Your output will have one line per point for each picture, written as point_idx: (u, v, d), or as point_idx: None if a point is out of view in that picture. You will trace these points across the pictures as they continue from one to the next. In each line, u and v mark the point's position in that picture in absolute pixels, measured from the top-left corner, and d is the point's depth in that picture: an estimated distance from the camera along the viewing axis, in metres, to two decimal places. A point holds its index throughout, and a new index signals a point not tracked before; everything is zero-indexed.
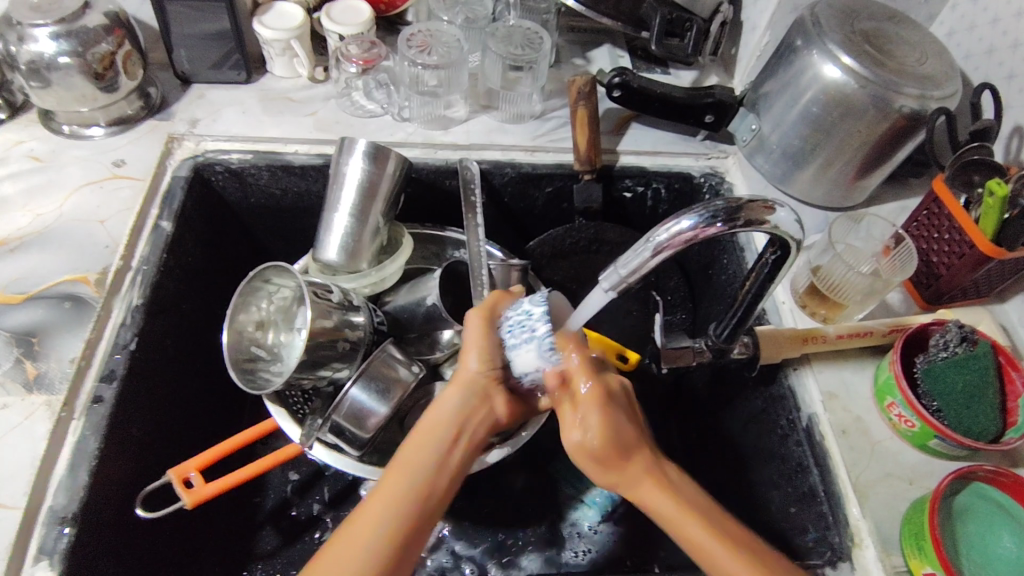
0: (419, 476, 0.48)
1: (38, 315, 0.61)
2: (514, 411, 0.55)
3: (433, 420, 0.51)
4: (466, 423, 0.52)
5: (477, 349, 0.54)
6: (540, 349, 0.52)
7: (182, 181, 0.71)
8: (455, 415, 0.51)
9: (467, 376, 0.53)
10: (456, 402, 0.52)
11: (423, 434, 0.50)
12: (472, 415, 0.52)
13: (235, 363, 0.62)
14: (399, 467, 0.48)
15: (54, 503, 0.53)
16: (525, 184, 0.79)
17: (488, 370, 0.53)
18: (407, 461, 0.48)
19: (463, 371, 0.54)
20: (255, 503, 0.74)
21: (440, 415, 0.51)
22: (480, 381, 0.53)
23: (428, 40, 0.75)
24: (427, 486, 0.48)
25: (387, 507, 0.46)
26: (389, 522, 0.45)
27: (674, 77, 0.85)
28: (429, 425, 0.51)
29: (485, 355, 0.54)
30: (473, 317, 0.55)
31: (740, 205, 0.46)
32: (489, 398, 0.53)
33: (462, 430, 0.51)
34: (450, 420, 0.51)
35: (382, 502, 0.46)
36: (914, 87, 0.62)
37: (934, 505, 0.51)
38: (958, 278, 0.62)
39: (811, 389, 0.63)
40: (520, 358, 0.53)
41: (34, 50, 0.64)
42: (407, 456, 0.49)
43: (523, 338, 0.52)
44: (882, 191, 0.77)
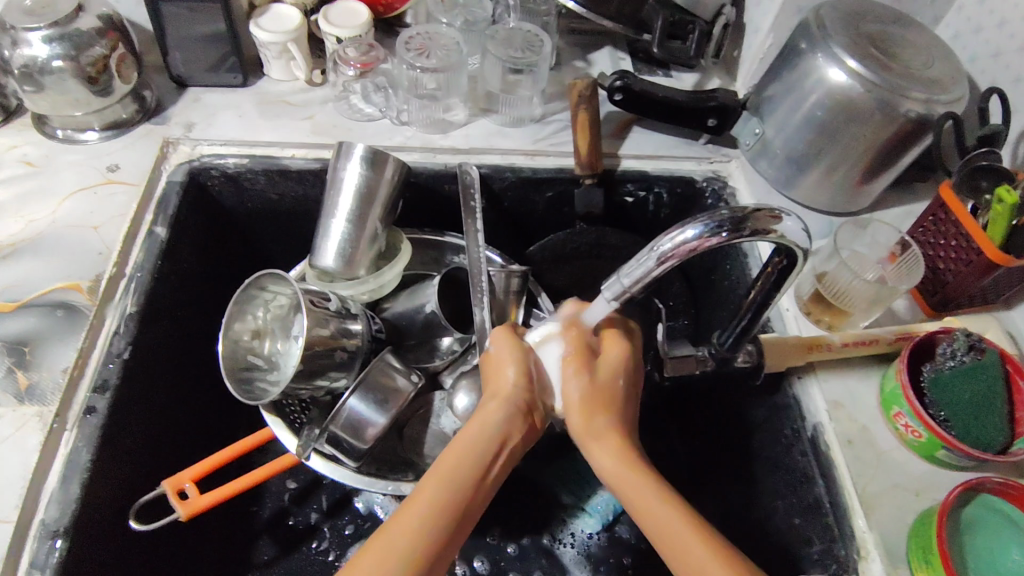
0: (461, 490, 0.48)
1: (30, 324, 0.60)
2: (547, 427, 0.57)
3: (475, 430, 0.51)
4: (509, 439, 0.52)
5: (514, 362, 0.56)
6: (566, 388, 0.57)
7: (177, 186, 0.70)
8: (500, 426, 0.52)
9: (507, 389, 0.54)
10: (500, 416, 0.52)
11: (465, 445, 0.50)
12: (516, 430, 0.53)
13: (231, 372, 0.61)
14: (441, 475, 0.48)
15: (45, 516, 0.52)
16: (526, 188, 0.78)
17: (527, 383, 0.55)
18: (450, 468, 0.48)
19: (505, 383, 0.55)
20: (252, 513, 0.72)
21: (482, 428, 0.51)
22: (518, 396, 0.54)
23: (426, 43, 0.75)
24: (470, 496, 0.48)
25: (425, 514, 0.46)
26: (430, 525, 0.45)
27: (676, 80, 0.84)
28: (472, 436, 0.51)
29: (524, 369, 0.55)
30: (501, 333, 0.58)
31: (745, 215, 0.45)
32: (529, 415, 0.54)
33: (504, 446, 0.52)
34: (493, 434, 0.51)
35: (422, 507, 0.46)
36: (921, 91, 0.61)
37: (942, 520, 0.50)
38: (965, 285, 0.61)
39: (816, 398, 0.62)
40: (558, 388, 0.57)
41: (27, 54, 0.63)
42: (449, 466, 0.49)
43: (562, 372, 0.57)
44: (886, 196, 0.76)
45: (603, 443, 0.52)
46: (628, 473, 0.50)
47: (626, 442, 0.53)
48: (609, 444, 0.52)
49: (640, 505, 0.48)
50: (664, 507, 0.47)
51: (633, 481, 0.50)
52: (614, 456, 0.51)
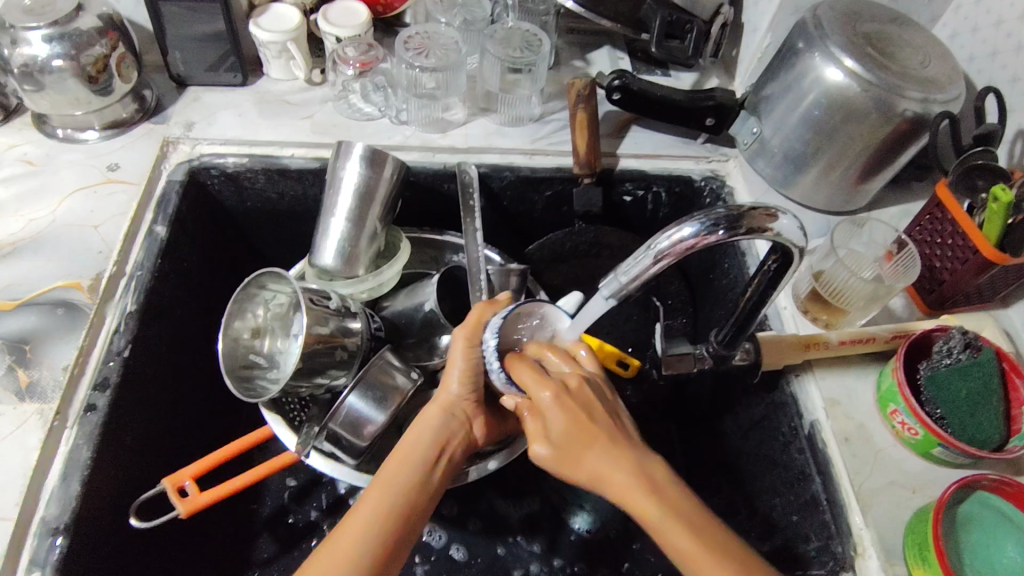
0: (400, 495, 0.49)
1: (31, 323, 0.61)
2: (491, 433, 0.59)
3: (416, 436, 0.53)
4: (446, 445, 0.54)
5: (459, 374, 0.56)
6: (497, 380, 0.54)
7: (177, 185, 0.71)
8: (437, 433, 0.54)
9: (447, 398, 0.56)
10: (437, 422, 0.54)
11: (405, 451, 0.52)
12: (450, 438, 0.54)
13: (230, 370, 0.61)
14: (380, 483, 0.49)
15: (46, 513, 0.52)
16: (525, 188, 0.79)
17: (469, 391, 0.56)
18: (391, 475, 0.50)
19: (447, 394, 0.56)
20: (252, 510, 0.73)
21: (421, 434, 0.53)
22: (458, 404, 0.56)
23: (425, 43, 0.75)
24: (409, 499, 0.49)
25: (364, 525, 0.47)
26: (371, 536, 0.47)
27: (674, 80, 0.85)
28: (410, 444, 0.53)
29: (469, 380, 0.56)
30: (459, 340, 0.56)
31: (742, 213, 0.46)
32: (467, 423, 0.56)
33: (441, 453, 0.53)
34: (427, 441, 0.53)
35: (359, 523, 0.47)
36: (917, 90, 0.61)
37: (936, 516, 0.51)
38: (962, 283, 0.61)
39: (813, 396, 0.62)
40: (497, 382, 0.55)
41: (26, 53, 0.63)
42: (381, 479, 0.50)
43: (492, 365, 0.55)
44: (884, 195, 0.76)
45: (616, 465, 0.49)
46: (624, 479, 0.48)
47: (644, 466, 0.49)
48: (613, 456, 0.49)
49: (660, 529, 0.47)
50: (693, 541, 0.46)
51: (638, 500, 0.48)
52: (623, 474, 0.48)
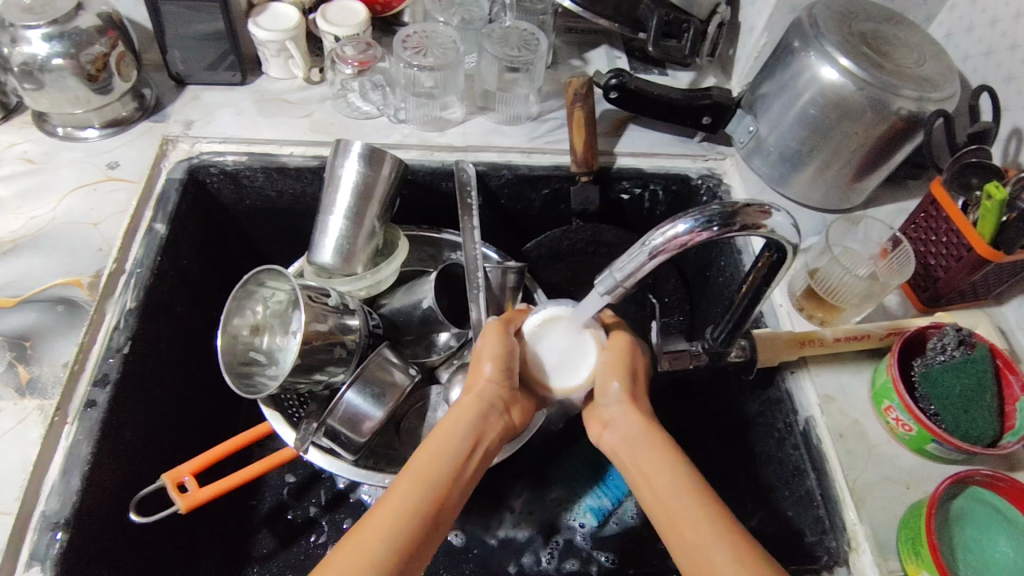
0: (432, 485, 0.48)
1: (30, 319, 0.61)
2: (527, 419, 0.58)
3: (452, 425, 0.53)
4: (482, 434, 0.53)
5: (492, 358, 0.55)
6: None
7: (177, 183, 0.71)
8: (474, 423, 0.53)
9: (482, 384, 0.55)
10: (473, 411, 0.54)
11: (441, 441, 0.51)
12: (484, 431, 0.53)
13: (230, 368, 0.62)
14: (411, 480, 0.48)
15: (47, 508, 0.52)
16: (523, 186, 0.79)
17: (503, 378, 0.55)
18: (423, 464, 0.50)
19: (480, 380, 0.55)
20: (251, 506, 0.74)
21: (456, 425, 0.52)
22: (496, 390, 0.55)
23: (423, 42, 0.75)
24: (442, 492, 0.48)
25: (396, 510, 0.46)
26: (405, 521, 0.46)
27: (671, 79, 0.85)
28: (438, 439, 0.52)
29: (503, 369, 0.55)
30: (491, 332, 0.56)
31: (736, 210, 0.46)
32: (504, 410, 0.56)
33: (474, 447, 0.52)
34: (462, 431, 0.52)
35: (386, 519, 0.46)
36: (912, 89, 0.62)
37: (930, 511, 0.51)
38: (956, 281, 0.62)
39: (809, 392, 0.63)
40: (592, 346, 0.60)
41: (26, 51, 0.63)
42: (410, 474, 0.49)
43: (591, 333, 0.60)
44: (879, 193, 0.77)
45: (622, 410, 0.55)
46: (641, 435, 0.53)
47: (644, 412, 0.55)
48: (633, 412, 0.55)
49: (644, 461, 0.51)
50: (668, 471, 0.50)
51: (647, 450, 0.52)
52: (634, 421, 0.54)
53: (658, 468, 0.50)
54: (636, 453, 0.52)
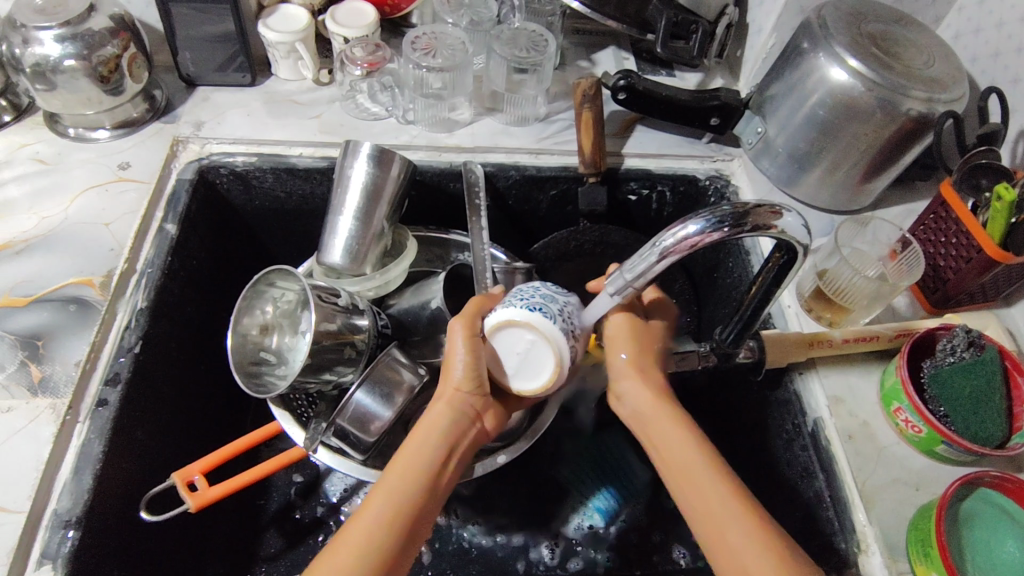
0: (416, 474, 0.51)
1: (43, 319, 0.61)
2: (500, 424, 0.58)
3: (425, 432, 0.53)
4: (456, 439, 0.54)
5: (463, 363, 0.55)
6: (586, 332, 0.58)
7: (187, 184, 0.72)
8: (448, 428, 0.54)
9: (451, 391, 0.55)
10: (445, 418, 0.54)
11: (418, 441, 0.53)
12: (453, 438, 0.54)
13: (240, 367, 0.62)
14: (398, 468, 0.51)
15: (58, 506, 0.53)
16: (531, 187, 0.79)
17: (474, 386, 0.55)
18: (408, 458, 0.51)
19: (451, 386, 0.55)
20: (259, 506, 0.74)
21: (431, 429, 0.53)
22: (465, 396, 0.55)
23: (432, 43, 0.75)
24: (426, 482, 0.51)
25: (383, 500, 0.49)
26: (392, 508, 0.48)
27: (679, 80, 0.85)
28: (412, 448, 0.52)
29: (472, 373, 0.55)
30: (456, 326, 0.55)
31: (747, 211, 0.46)
32: (476, 417, 0.56)
33: (447, 451, 0.53)
34: (434, 441, 0.53)
35: (368, 527, 0.47)
36: (921, 90, 0.62)
37: (941, 512, 0.51)
38: (965, 282, 0.62)
39: (817, 394, 0.63)
40: (579, 341, 0.56)
41: (39, 53, 0.64)
42: (387, 486, 0.50)
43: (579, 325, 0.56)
44: (887, 194, 0.77)
45: (630, 379, 0.56)
46: (658, 411, 0.54)
47: (656, 385, 0.56)
48: (643, 384, 0.55)
49: (656, 431, 0.53)
50: (682, 442, 0.51)
51: (670, 429, 0.52)
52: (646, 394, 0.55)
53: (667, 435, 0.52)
54: (651, 429, 0.53)
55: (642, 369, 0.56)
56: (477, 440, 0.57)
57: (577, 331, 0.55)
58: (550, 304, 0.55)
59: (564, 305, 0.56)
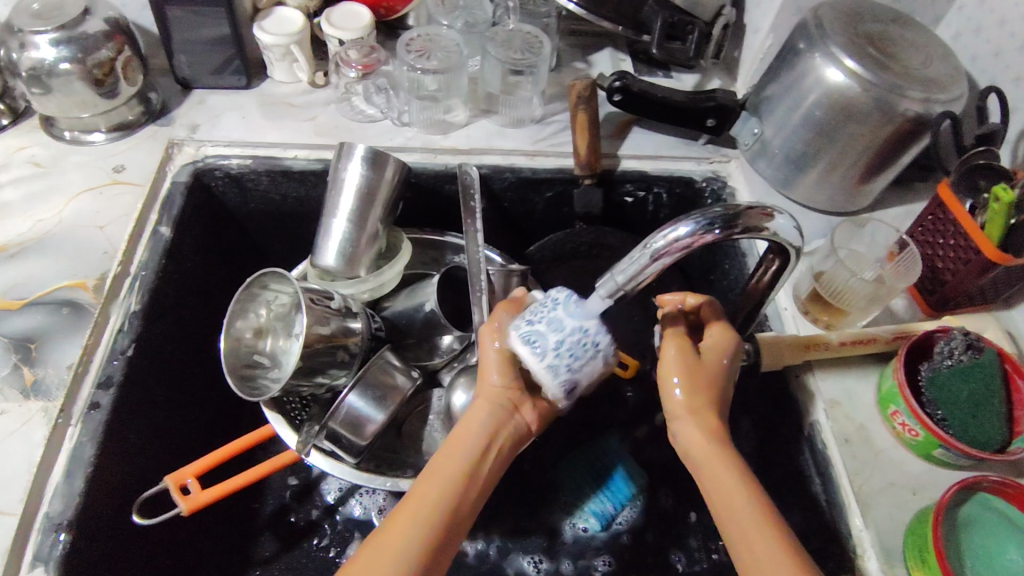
0: (446, 490, 0.50)
1: (37, 322, 0.61)
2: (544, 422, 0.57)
3: (460, 438, 0.53)
4: (495, 441, 0.54)
5: (498, 367, 0.55)
6: (606, 355, 0.51)
7: (182, 187, 0.71)
8: (484, 431, 0.53)
9: (489, 392, 0.55)
10: (483, 418, 0.54)
11: (451, 452, 0.52)
12: (499, 430, 0.54)
13: (234, 370, 0.62)
14: (427, 481, 0.50)
15: (50, 509, 0.53)
16: (526, 189, 0.79)
17: (511, 385, 0.55)
18: (439, 471, 0.51)
19: (489, 387, 0.56)
20: (254, 509, 0.74)
21: (467, 432, 0.53)
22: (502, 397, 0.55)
23: (427, 45, 0.75)
24: (455, 499, 0.50)
25: (413, 514, 0.48)
26: (420, 523, 0.48)
27: (676, 81, 0.85)
28: (455, 445, 0.53)
29: (508, 373, 0.55)
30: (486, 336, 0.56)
31: (738, 212, 0.46)
32: (515, 412, 0.56)
33: (491, 443, 0.53)
34: (477, 437, 0.53)
35: (395, 542, 0.46)
36: (919, 90, 0.61)
37: (938, 516, 0.50)
38: (964, 284, 0.61)
39: (814, 397, 0.62)
40: (588, 369, 0.51)
41: (34, 56, 0.64)
42: (430, 484, 0.50)
43: (590, 354, 0.50)
44: (886, 195, 0.76)
45: (681, 416, 0.53)
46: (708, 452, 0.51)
47: (711, 422, 0.53)
48: (693, 419, 0.53)
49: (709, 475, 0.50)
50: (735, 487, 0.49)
51: (722, 471, 0.50)
52: (696, 432, 0.52)
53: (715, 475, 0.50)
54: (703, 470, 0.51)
55: (699, 401, 0.53)
56: (520, 441, 0.56)
57: (581, 362, 0.50)
58: (551, 334, 0.50)
59: (572, 334, 0.50)
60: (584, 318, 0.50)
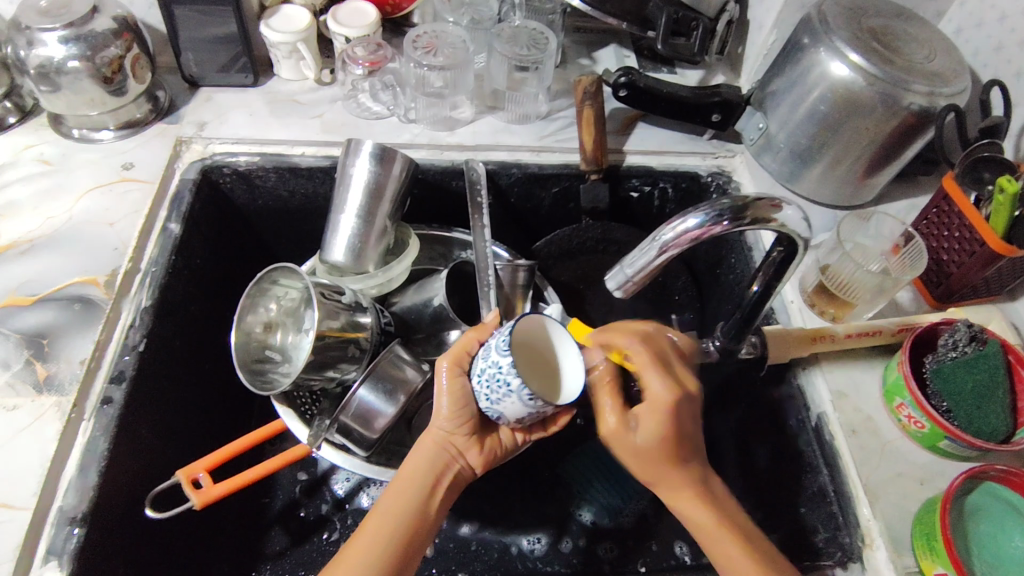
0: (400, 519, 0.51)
1: (49, 317, 0.62)
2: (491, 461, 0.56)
3: (411, 470, 0.54)
4: (442, 475, 0.54)
5: (446, 402, 0.54)
6: (522, 400, 0.49)
7: (190, 184, 0.72)
8: (430, 466, 0.54)
9: (434, 430, 0.55)
10: (428, 455, 0.54)
11: (405, 483, 0.53)
12: (446, 467, 0.54)
13: (245, 364, 0.62)
14: (383, 510, 0.51)
15: (64, 503, 0.53)
16: (532, 184, 0.79)
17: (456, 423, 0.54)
18: (394, 500, 0.52)
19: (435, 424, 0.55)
20: (263, 504, 0.74)
21: (417, 465, 0.53)
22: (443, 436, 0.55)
23: (433, 42, 0.76)
24: (409, 530, 0.51)
25: (371, 543, 0.50)
26: (377, 548, 0.49)
27: (681, 77, 0.85)
28: (402, 485, 0.53)
29: (455, 415, 0.54)
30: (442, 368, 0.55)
31: (747, 204, 0.47)
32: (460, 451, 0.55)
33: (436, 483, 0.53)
34: (422, 481, 0.53)
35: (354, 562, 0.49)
36: (923, 84, 0.62)
37: (945, 506, 0.51)
38: (969, 276, 0.61)
39: (821, 388, 0.63)
40: (507, 406, 0.50)
41: (42, 54, 0.64)
42: (385, 513, 0.51)
43: (503, 392, 0.50)
44: (890, 189, 0.76)
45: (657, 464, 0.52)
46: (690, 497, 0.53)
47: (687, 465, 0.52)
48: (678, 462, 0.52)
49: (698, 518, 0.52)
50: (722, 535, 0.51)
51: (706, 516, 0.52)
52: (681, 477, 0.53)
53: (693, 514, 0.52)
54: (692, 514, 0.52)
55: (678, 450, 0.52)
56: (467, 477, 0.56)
57: (496, 397, 0.51)
58: (482, 360, 0.52)
59: (490, 367, 0.50)
60: (501, 356, 0.49)
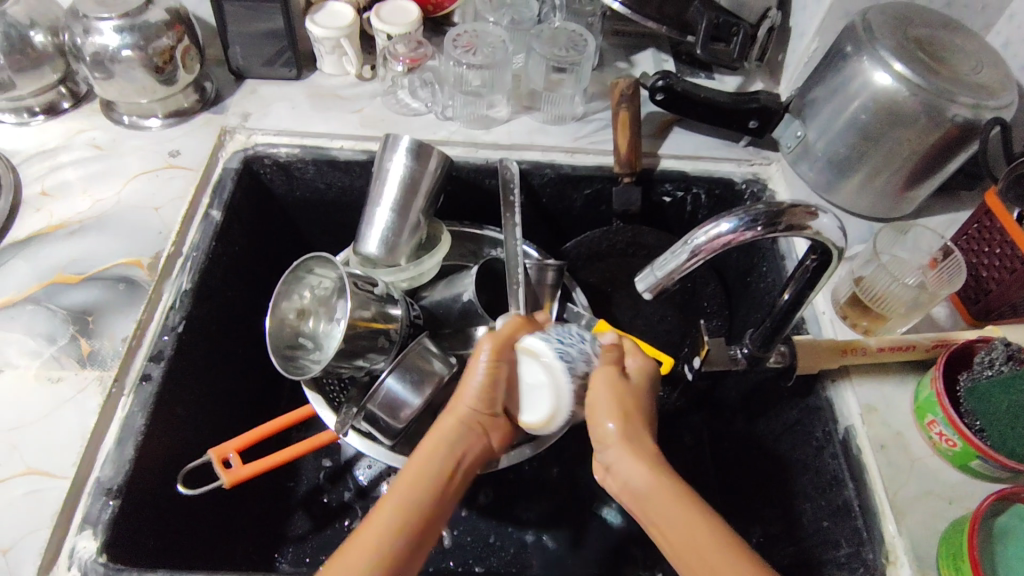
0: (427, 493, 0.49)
1: (95, 295, 0.64)
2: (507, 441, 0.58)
3: (432, 450, 0.52)
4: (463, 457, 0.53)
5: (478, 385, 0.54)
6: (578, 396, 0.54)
7: (232, 173, 0.74)
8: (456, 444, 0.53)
9: (462, 406, 0.55)
10: (454, 435, 0.53)
11: (427, 460, 0.51)
12: (468, 448, 0.53)
13: (277, 350, 0.64)
14: (406, 482, 0.49)
15: (101, 474, 0.55)
16: (565, 185, 0.80)
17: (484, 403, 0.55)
18: (416, 474, 0.50)
19: (461, 402, 0.55)
20: (288, 488, 0.76)
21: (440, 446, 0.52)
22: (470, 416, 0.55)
23: (473, 41, 0.77)
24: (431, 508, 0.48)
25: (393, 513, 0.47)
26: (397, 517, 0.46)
27: (718, 83, 0.85)
28: (420, 461, 0.51)
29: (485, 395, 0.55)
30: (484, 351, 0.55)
31: (782, 210, 0.47)
32: (485, 432, 0.56)
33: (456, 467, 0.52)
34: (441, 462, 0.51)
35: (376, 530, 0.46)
36: (969, 96, 0.60)
37: (972, 526, 0.50)
38: (1008, 294, 0.60)
39: (850, 401, 0.62)
40: None
41: (99, 42, 0.67)
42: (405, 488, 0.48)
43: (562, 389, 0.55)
44: (930, 204, 0.75)
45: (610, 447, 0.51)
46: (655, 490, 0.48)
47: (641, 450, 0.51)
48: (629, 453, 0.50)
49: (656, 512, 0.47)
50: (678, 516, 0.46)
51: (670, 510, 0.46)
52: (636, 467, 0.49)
53: (657, 513, 0.47)
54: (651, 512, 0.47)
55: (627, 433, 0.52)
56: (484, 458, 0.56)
57: None
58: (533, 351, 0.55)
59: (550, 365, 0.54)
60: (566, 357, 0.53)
